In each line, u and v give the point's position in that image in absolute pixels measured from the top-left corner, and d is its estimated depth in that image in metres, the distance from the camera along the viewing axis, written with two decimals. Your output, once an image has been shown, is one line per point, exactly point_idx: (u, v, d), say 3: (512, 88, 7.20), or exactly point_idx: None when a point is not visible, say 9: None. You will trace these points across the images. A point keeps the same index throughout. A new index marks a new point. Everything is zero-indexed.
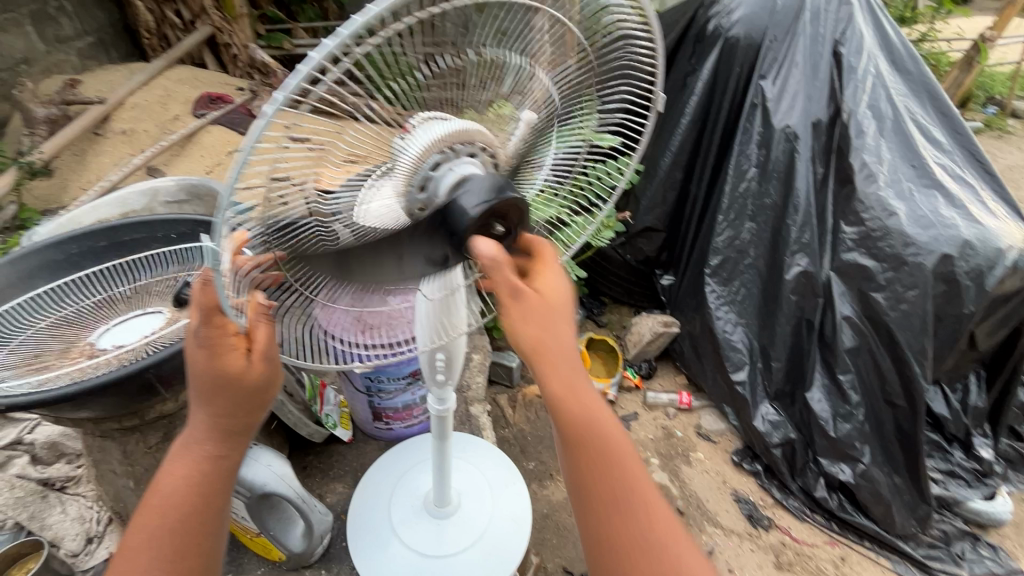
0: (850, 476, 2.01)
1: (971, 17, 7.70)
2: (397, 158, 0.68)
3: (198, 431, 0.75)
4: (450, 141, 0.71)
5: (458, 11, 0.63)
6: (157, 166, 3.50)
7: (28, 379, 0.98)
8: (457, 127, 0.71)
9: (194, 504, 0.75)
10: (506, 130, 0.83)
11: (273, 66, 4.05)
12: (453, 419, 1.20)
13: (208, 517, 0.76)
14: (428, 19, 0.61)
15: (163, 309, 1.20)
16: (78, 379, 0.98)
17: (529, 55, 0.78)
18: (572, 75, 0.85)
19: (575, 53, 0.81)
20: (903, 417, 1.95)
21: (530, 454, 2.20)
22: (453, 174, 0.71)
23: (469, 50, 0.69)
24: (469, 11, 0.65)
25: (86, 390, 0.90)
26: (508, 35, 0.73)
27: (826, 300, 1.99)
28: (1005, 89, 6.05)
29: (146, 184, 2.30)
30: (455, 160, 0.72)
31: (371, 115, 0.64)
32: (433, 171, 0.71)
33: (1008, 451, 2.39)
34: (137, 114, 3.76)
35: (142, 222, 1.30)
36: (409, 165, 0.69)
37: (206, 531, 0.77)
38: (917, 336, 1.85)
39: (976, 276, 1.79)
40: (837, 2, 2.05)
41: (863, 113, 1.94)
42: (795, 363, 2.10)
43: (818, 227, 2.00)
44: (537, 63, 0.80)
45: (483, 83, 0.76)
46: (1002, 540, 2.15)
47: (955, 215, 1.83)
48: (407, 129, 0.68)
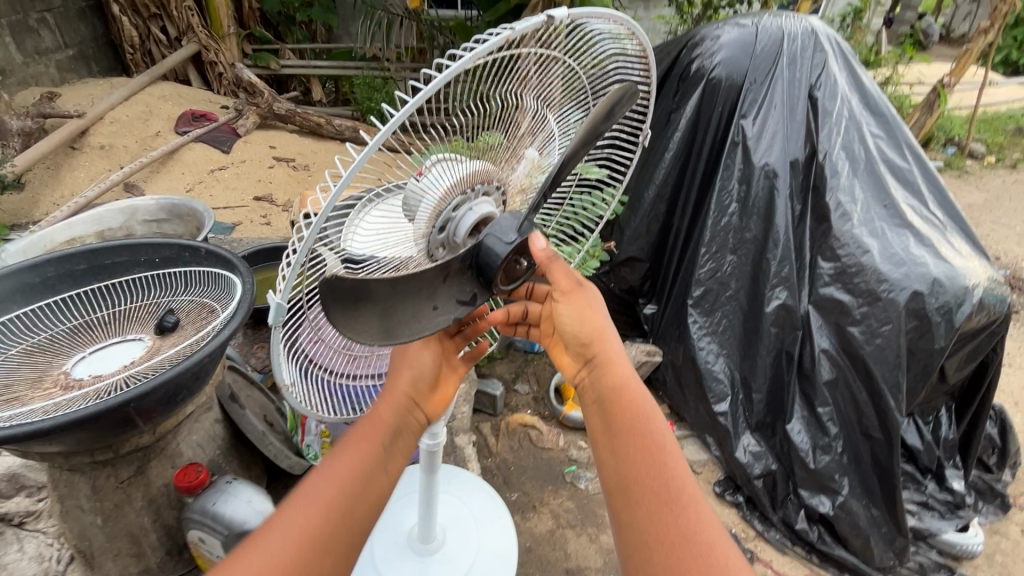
0: (829, 508, 2.03)
1: (931, 65, 8.17)
2: (422, 202, 0.76)
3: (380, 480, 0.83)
4: (469, 183, 0.81)
5: (497, 61, 0.75)
6: (136, 182, 3.43)
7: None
8: (475, 170, 0.81)
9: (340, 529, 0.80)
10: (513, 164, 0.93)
11: (258, 86, 4.09)
12: (443, 454, 1.18)
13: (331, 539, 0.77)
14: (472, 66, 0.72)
15: (143, 337, 1.16)
16: (50, 414, 0.93)
17: (543, 99, 0.91)
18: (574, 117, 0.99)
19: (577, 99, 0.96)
20: (880, 450, 1.98)
21: (513, 485, 2.17)
22: (473, 213, 0.81)
23: (496, 95, 0.81)
24: (504, 60, 0.77)
25: (60, 425, 0.86)
26: (529, 79, 0.85)
27: (804, 333, 2.04)
28: (963, 131, 6.41)
29: (125, 203, 2.26)
30: (473, 201, 0.82)
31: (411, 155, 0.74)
32: (454, 212, 0.80)
33: (977, 482, 2.46)
34: (117, 129, 3.69)
35: (126, 244, 1.27)
36: (432, 209, 0.77)
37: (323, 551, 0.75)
38: (892, 370, 1.90)
39: (946, 312, 1.86)
40: (812, 49, 2.17)
41: (838, 154, 2.04)
42: (776, 395, 2.13)
43: (796, 261, 2.06)
44: (548, 106, 0.93)
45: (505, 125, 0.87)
46: (975, 572, 2.19)
47: (925, 254, 1.91)
48: (422, 171, 0.74)
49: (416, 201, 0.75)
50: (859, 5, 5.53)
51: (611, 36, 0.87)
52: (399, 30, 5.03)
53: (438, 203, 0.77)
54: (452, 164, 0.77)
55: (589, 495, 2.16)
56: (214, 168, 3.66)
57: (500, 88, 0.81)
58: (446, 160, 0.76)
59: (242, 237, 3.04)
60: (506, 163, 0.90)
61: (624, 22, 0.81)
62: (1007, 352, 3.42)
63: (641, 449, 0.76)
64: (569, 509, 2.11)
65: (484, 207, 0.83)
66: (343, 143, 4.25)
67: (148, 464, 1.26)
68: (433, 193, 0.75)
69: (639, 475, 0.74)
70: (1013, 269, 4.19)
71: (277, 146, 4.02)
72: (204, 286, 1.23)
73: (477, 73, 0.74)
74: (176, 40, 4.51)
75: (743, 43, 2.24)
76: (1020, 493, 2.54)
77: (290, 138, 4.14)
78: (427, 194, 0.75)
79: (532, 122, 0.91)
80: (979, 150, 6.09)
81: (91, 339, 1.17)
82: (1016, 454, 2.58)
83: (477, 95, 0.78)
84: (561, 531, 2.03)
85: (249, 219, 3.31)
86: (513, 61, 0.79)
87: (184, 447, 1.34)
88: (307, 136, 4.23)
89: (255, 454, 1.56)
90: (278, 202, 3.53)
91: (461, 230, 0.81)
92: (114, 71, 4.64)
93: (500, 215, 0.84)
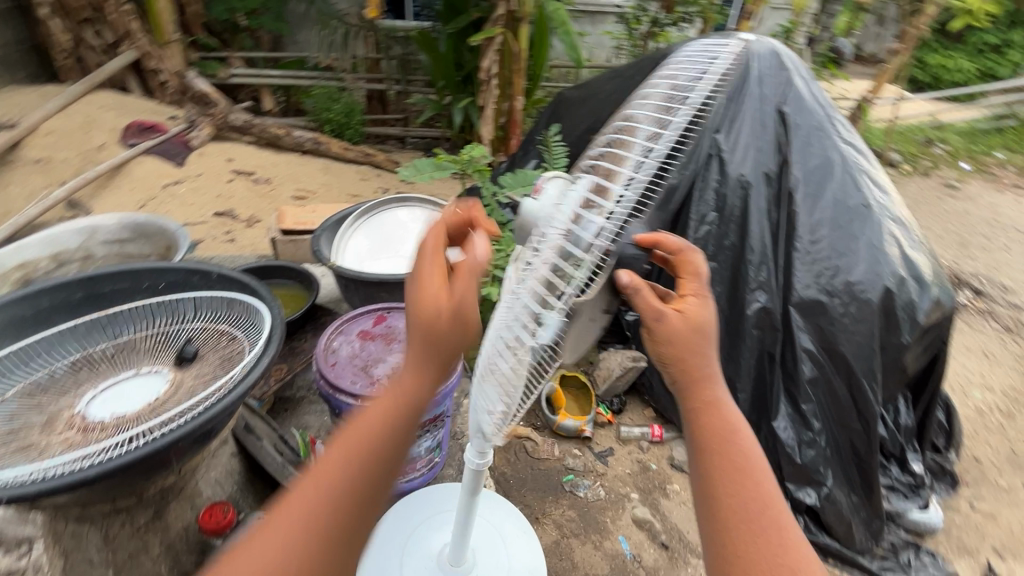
0: (815, 499, 2.17)
1: (849, 81, 8.95)
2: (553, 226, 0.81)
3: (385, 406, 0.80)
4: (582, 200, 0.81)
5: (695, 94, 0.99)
6: (79, 199, 3.18)
7: (22, 468, 0.84)
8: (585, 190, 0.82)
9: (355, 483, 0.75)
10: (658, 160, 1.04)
11: (212, 96, 3.94)
12: (485, 475, 1.11)
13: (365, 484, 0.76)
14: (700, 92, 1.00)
15: (160, 369, 1.14)
16: (84, 461, 0.85)
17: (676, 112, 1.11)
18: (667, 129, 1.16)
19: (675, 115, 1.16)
20: (858, 439, 2.13)
21: (514, 498, 2.16)
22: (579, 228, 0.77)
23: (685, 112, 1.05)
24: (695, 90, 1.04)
25: (107, 473, 0.81)
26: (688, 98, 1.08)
27: (784, 334, 2.17)
28: (882, 142, 7.05)
29: (84, 223, 2.09)
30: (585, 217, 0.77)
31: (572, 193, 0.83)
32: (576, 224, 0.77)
33: (930, 463, 2.71)
34: (54, 140, 3.40)
35: (128, 270, 1.24)
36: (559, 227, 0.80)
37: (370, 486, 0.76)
38: (869, 364, 2.05)
39: (909, 309, 2.05)
40: (777, 69, 2.33)
41: (807, 166, 2.19)
42: (760, 394, 2.27)
43: (772, 267, 2.19)
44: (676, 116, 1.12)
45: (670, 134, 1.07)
46: (937, 546, 2.40)
47: (896, 253, 2.08)
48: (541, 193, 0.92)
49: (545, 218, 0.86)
50: (789, 27, 5.99)
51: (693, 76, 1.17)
52: (356, 41, 4.96)
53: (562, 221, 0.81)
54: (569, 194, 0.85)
55: (589, 503, 2.19)
56: (167, 182, 3.44)
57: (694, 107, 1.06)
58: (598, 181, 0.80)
59: (206, 256, 2.88)
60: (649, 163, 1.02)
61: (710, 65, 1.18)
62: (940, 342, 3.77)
63: (733, 471, 0.78)
64: (571, 518, 2.12)
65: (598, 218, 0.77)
66: (304, 155, 4.13)
67: (166, 507, 1.30)
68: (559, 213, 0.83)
69: (727, 472, 0.78)
70: None
71: (235, 158, 3.83)
72: (215, 311, 1.22)
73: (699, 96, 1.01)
74: (112, 46, 4.23)
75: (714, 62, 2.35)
76: (964, 471, 2.80)
77: (247, 150, 3.97)
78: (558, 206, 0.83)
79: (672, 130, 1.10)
80: (897, 160, 6.71)
81: (96, 376, 1.14)
82: (959, 436, 2.86)
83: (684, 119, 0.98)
84: (566, 541, 2.04)
85: (211, 236, 3.14)
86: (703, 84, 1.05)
87: (203, 487, 1.40)
88: (265, 148, 4.06)
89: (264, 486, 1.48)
90: (240, 218, 3.36)
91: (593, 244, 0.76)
92: (41, 78, 4.28)
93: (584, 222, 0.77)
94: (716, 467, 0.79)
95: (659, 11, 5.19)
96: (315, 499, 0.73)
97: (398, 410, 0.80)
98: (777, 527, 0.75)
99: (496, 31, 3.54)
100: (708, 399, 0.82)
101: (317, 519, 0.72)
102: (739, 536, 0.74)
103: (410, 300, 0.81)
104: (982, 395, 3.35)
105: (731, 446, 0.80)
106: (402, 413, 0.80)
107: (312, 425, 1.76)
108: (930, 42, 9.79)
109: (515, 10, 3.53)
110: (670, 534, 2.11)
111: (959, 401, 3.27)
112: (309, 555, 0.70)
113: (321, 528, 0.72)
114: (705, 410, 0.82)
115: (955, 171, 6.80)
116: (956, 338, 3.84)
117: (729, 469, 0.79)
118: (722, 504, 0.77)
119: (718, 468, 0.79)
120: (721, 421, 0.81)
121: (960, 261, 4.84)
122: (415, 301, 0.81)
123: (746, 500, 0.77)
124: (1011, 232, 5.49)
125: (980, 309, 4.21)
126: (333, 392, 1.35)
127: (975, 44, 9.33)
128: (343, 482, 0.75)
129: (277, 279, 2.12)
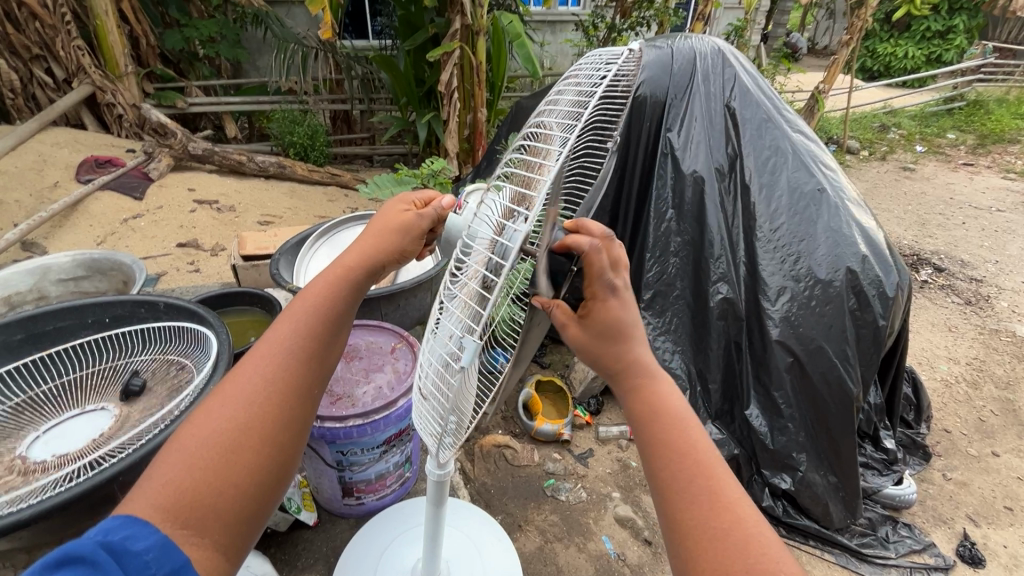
0: (790, 484, 2.22)
1: (804, 74, 9.24)
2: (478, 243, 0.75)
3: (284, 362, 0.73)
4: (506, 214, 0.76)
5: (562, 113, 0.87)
6: (34, 239, 3.10)
7: None
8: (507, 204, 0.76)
9: (234, 446, 0.66)
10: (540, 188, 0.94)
11: (169, 127, 3.91)
12: (449, 483, 1.10)
13: (248, 449, 0.66)
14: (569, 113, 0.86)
15: (107, 407, 1.16)
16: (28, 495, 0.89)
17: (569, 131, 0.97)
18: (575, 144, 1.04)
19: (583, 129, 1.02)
20: (834, 424, 2.12)
21: (496, 507, 2.15)
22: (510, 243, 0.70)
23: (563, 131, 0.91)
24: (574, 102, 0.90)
25: (48, 510, 0.83)
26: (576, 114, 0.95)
27: (745, 324, 2.22)
28: (839, 130, 7.28)
29: (36, 262, 2.04)
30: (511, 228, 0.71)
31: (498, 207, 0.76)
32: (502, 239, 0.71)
33: (902, 437, 2.77)
34: (6, 182, 3.33)
35: (74, 307, 1.28)
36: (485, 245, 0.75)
37: (258, 453, 0.67)
38: (841, 346, 2.07)
39: (877, 286, 2.10)
40: (721, 66, 2.41)
41: (757, 157, 2.27)
42: (730, 383, 2.31)
43: (732, 258, 2.24)
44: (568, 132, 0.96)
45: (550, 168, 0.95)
46: (914, 519, 2.45)
47: (857, 234, 2.15)
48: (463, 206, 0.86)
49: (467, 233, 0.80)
50: (740, 25, 6.18)
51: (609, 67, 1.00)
52: (316, 63, 4.97)
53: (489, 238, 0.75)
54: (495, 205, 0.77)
55: (571, 506, 2.19)
56: (127, 217, 3.39)
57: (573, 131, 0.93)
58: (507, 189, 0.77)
59: (171, 288, 2.84)
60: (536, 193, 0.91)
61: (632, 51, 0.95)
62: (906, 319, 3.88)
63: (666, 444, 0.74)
64: (554, 522, 2.12)
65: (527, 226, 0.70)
66: (268, 180, 4.10)
67: None
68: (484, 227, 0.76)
69: (669, 448, 0.73)
70: (898, 247, 4.79)
71: (197, 188, 3.79)
72: (163, 341, 1.27)
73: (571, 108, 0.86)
74: (64, 82, 4.17)
75: (661, 64, 2.42)
76: (936, 443, 2.87)
77: (209, 179, 3.93)
78: (472, 222, 0.78)
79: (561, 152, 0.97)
80: (854, 146, 6.92)
81: (41, 417, 1.14)
82: (928, 409, 2.94)
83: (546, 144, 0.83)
84: (550, 546, 2.03)
85: (175, 267, 3.09)
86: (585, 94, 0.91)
87: None
88: (228, 176, 4.03)
89: None
90: (205, 247, 3.32)
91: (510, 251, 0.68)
92: None
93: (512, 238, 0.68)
94: (656, 444, 0.74)
95: (614, 17, 5.31)
96: (222, 409, 0.68)
97: (323, 328, 0.77)
98: (722, 498, 0.68)
99: (453, 46, 3.57)
100: (638, 381, 0.79)
101: (223, 434, 0.66)
102: (685, 512, 0.68)
103: (364, 234, 0.85)
104: (948, 367, 3.45)
105: (671, 424, 0.75)
106: (328, 337, 0.78)
107: None
108: (879, 32, 10.17)
109: (470, 24, 3.57)
110: (653, 530, 2.12)
111: (927, 375, 3.37)
112: (208, 473, 0.63)
113: (224, 440, 0.65)
114: (638, 391, 0.78)
115: (910, 154, 7.04)
116: (921, 314, 3.95)
117: (670, 445, 0.73)
118: (661, 482, 0.72)
119: (659, 445, 0.74)
120: (654, 397, 0.78)
121: (920, 239, 5.00)
122: (372, 229, 0.85)
123: (686, 476, 0.70)
124: (966, 208, 5.70)
125: (942, 284, 4.35)
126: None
127: (921, 32, 9.70)
128: (256, 394, 0.69)
129: (238, 306, 2.09)
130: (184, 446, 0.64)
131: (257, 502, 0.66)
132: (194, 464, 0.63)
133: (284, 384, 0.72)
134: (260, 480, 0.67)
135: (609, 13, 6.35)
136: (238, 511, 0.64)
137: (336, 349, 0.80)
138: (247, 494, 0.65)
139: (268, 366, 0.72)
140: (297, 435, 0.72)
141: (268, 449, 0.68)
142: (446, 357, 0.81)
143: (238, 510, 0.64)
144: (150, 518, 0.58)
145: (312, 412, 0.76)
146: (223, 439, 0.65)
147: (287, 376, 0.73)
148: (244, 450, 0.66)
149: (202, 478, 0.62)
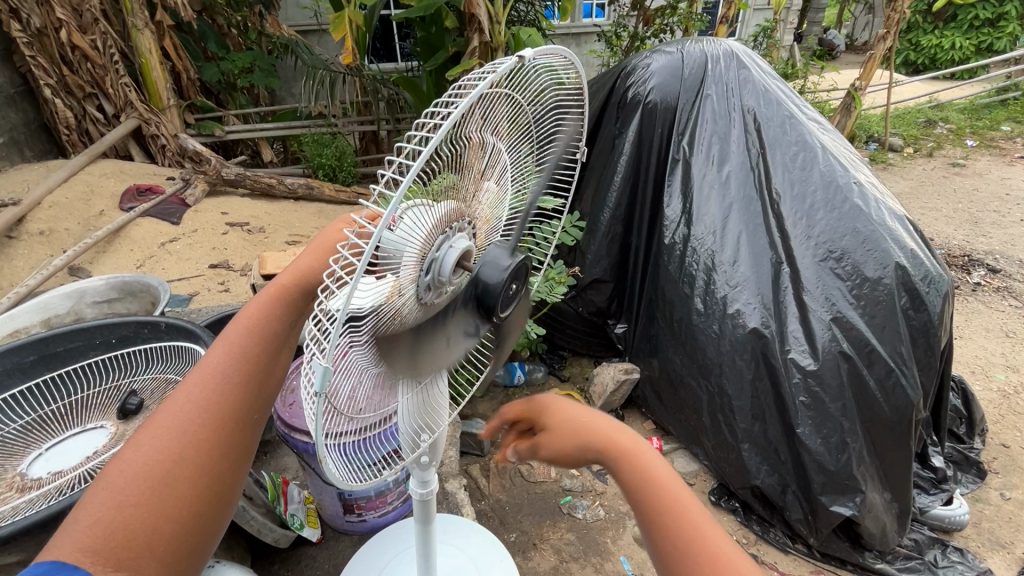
0: (853, 510, 1.93)
1: (840, 72, 8.93)
2: (401, 251, 0.71)
3: (215, 385, 0.73)
4: (444, 223, 0.79)
5: (480, 118, 0.81)
6: (81, 265, 3.31)
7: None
8: (431, 217, 0.75)
9: (160, 480, 0.66)
10: (476, 194, 0.90)
11: (205, 155, 4.12)
12: (435, 501, 1.12)
13: (179, 483, 0.66)
14: (478, 117, 0.80)
15: (105, 425, 1.37)
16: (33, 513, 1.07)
17: (498, 135, 0.91)
18: (518, 148, 1.00)
19: (518, 132, 0.97)
20: (885, 434, 1.95)
21: (510, 525, 2.11)
22: (451, 251, 0.79)
23: (487, 136, 0.86)
24: (497, 99, 0.84)
25: (28, 528, 0.94)
26: (505, 116, 0.90)
27: (779, 333, 1.98)
28: (881, 127, 6.93)
29: (72, 287, 2.17)
30: (451, 238, 0.81)
31: (420, 212, 0.73)
32: (437, 251, 0.78)
33: (952, 453, 2.57)
34: (57, 212, 3.57)
35: (78, 329, 1.43)
36: (416, 256, 0.74)
37: (191, 487, 0.67)
38: (896, 347, 1.93)
39: (928, 281, 1.99)
40: (735, 67, 2.35)
41: (786, 152, 2.17)
42: (771, 403, 2.01)
43: (765, 261, 2.05)
44: (499, 139, 0.91)
45: (485, 175, 0.91)
46: (967, 542, 2.26)
47: (898, 228, 2.05)
48: (394, 221, 0.68)
49: (398, 250, 0.70)
50: (769, 25, 6.02)
51: (545, 70, 0.93)
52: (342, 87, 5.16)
53: (420, 248, 0.75)
54: (421, 211, 0.72)
55: (588, 524, 2.13)
56: (164, 240, 3.57)
57: (492, 132, 0.88)
58: (407, 162, 0.65)
59: (201, 307, 2.95)
60: (471, 196, 0.88)
61: (557, 50, 0.88)
62: (957, 325, 3.62)
63: (646, 510, 0.72)
64: (570, 541, 2.06)
65: (463, 242, 0.82)
66: (296, 201, 4.26)
67: None
68: (412, 240, 0.72)
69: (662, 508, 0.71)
70: (946, 248, 4.49)
71: (229, 212, 3.95)
72: (163, 364, 1.48)
73: (482, 110, 0.80)
74: (113, 117, 4.45)
75: (672, 69, 2.42)
76: (993, 459, 2.65)
77: (241, 202, 4.10)
78: (402, 240, 0.71)
79: (495, 158, 0.92)
80: (898, 144, 6.59)
81: (47, 435, 1.34)
82: (982, 422, 2.71)
83: (454, 145, 0.77)
84: (565, 565, 1.97)
85: (206, 288, 3.23)
86: (503, 96, 0.85)
87: None
88: (259, 199, 4.20)
89: (238, 533, 1.46)
90: (235, 267, 3.46)
91: (396, 251, 0.70)
92: (50, 154, 4.53)
93: (407, 243, 0.71)
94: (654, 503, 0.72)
95: (637, 25, 5.27)
96: (153, 442, 0.68)
97: (260, 352, 0.77)
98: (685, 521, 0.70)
99: (471, 63, 3.61)
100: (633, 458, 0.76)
101: (152, 467, 0.66)
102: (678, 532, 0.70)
103: (303, 252, 0.86)
104: (1007, 376, 3.19)
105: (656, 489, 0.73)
106: (267, 359, 0.78)
107: (290, 466, 1.75)
108: (922, 24, 9.71)
109: (488, 41, 3.60)
110: None
111: (982, 385, 3.13)
112: (139, 509, 0.64)
113: (156, 475, 0.66)
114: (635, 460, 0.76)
115: (961, 149, 6.65)
116: (974, 319, 3.68)
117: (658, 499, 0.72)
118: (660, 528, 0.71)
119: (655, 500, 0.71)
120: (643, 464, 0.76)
121: (973, 239, 4.68)
122: (312, 249, 0.85)
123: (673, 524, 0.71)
124: None
125: (997, 287, 4.04)
126: (290, 432, 1.40)
127: (968, 21, 9.21)
128: (189, 422, 0.70)
129: None
130: (108, 486, 0.65)
131: (195, 540, 0.67)
132: (118, 509, 0.63)
133: (208, 408, 0.72)
134: (197, 511, 0.67)
135: (632, 22, 6.32)
136: (174, 545, 0.64)
137: (278, 369, 0.80)
138: (181, 527, 0.65)
139: (199, 394, 0.72)
140: (236, 461, 0.73)
141: (205, 480, 0.68)
142: (304, 381, 0.66)
143: (174, 544, 0.64)
144: (79, 561, 0.59)
145: (254, 437, 0.76)
146: (149, 476, 0.66)
147: (217, 401, 0.72)
148: (175, 486, 0.66)
149: (132, 515, 0.63)
